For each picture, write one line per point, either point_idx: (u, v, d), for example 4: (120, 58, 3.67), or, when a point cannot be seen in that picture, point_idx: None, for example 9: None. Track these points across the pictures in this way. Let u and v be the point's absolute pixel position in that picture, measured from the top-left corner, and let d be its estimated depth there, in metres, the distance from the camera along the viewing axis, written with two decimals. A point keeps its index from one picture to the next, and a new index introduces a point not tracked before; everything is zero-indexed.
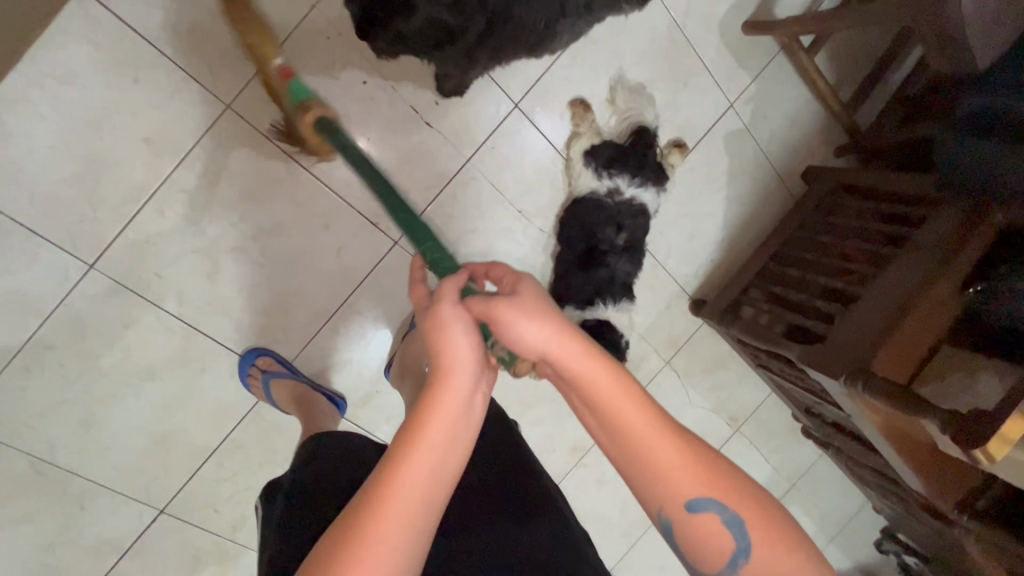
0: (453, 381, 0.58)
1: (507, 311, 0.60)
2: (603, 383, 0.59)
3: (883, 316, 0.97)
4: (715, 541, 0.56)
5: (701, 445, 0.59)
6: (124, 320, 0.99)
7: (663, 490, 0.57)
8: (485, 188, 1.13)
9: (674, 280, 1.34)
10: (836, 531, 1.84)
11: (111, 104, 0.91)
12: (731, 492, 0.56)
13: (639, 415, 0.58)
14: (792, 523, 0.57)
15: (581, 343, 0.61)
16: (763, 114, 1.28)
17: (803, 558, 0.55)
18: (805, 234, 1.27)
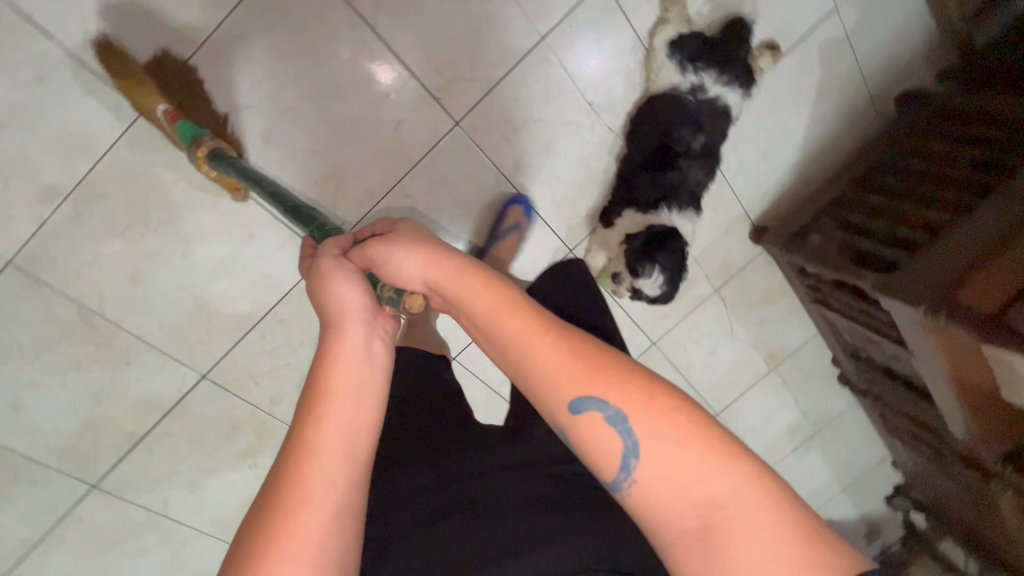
0: (349, 332, 0.59)
1: (380, 249, 0.62)
2: (475, 294, 0.57)
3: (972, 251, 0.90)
4: (604, 450, 0.49)
5: (583, 339, 0.53)
6: (174, 175, 0.96)
7: (545, 399, 0.52)
8: (557, 75, 1.04)
9: (738, 202, 1.27)
10: (852, 482, 1.84)
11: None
12: (614, 383, 0.50)
13: (512, 317, 0.54)
14: (697, 409, 0.49)
15: (456, 262, 0.59)
16: (869, 21, 1.15)
17: (704, 450, 0.46)
18: (893, 162, 1.18)
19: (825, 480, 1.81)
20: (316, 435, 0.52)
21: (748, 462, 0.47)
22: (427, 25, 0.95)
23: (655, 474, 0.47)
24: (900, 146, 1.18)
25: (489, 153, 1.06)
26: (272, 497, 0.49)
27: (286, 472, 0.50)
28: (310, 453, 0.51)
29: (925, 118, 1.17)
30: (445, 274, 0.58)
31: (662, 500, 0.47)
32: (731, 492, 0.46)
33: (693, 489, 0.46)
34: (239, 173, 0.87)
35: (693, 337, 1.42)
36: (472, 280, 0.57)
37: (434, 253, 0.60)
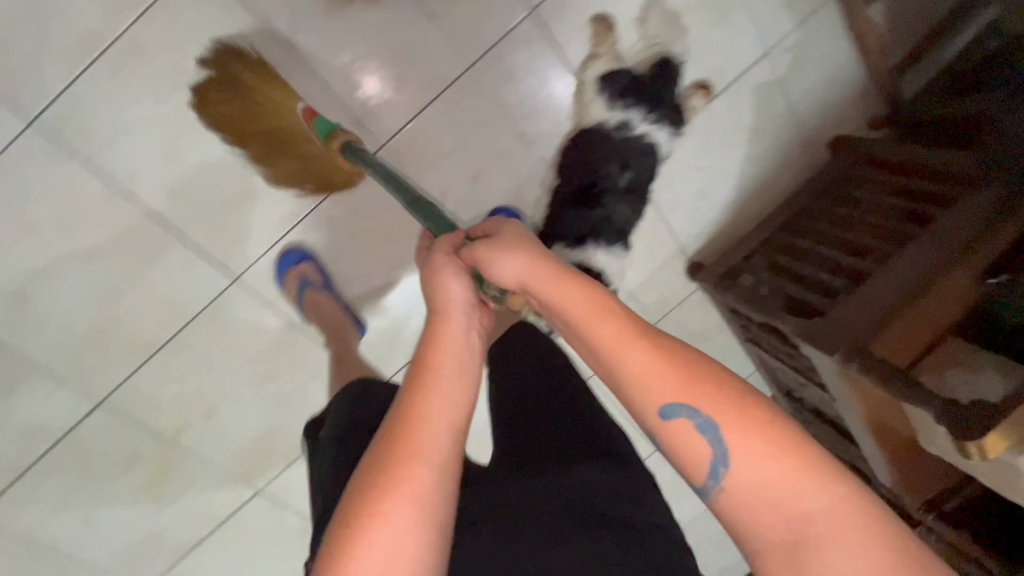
0: (452, 322, 0.61)
1: (482, 250, 0.63)
2: (572, 299, 0.57)
3: (890, 300, 0.91)
4: (694, 455, 0.50)
5: (679, 347, 0.54)
6: (69, 190, 0.90)
7: (633, 400, 0.53)
8: (487, 104, 1.01)
9: (674, 238, 1.26)
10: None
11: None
12: (706, 392, 0.50)
13: (606, 324, 0.55)
14: (791, 426, 0.49)
15: (557, 267, 0.59)
16: (800, 67, 1.16)
17: (795, 465, 0.47)
18: (823, 206, 1.18)
19: None
20: (417, 414, 0.55)
21: (840, 478, 0.47)
22: (350, 47, 0.93)
23: (744, 484, 0.48)
24: (829, 191, 1.20)
25: (414, 181, 1.03)
26: (378, 460, 0.52)
27: (391, 444, 0.53)
28: (417, 428, 0.54)
29: (855, 165, 1.19)
30: (542, 276, 0.59)
31: (750, 509, 0.48)
32: (827, 511, 0.45)
33: (782, 502, 0.46)
34: (370, 166, 0.86)
35: None
36: (566, 284, 0.58)
37: (532, 255, 0.61)
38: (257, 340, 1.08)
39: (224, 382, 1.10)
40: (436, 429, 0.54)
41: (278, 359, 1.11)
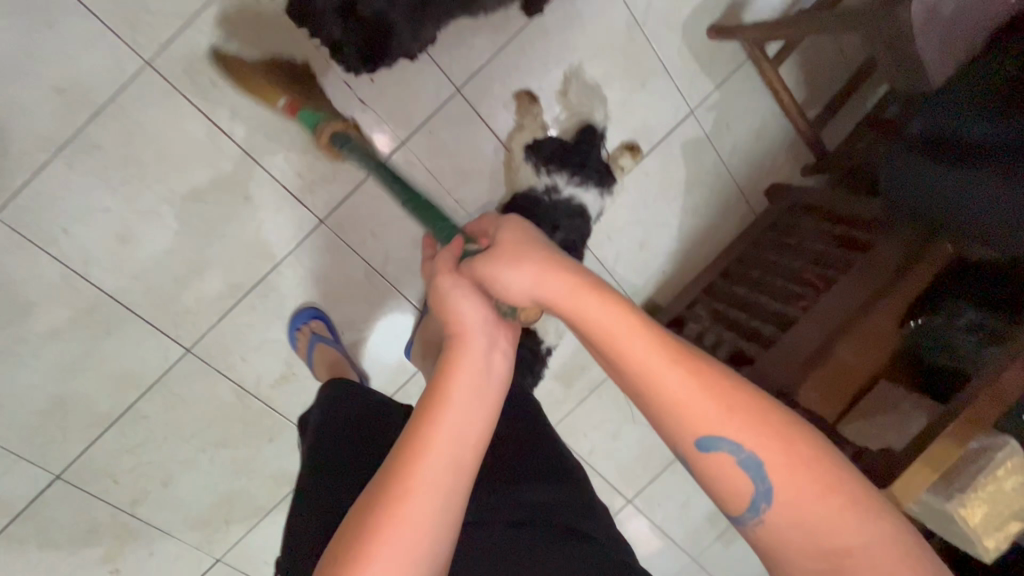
0: (469, 344, 0.60)
1: (488, 266, 0.59)
2: (600, 315, 0.53)
3: (811, 346, 0.94)
4: (733, 488, 0.50)
5: (727, 376, 0.51)
6: (25, 275, 0.95)
7: (670, 429, 0.52)
8: (421, 175, 1.08)
9: (621, 289, 1.29)
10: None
11: (13, 37, 0.85)
12: (753, 427, 0.49)
13: (641, 346, 0.52)
14: (833, 456, 0.49)
15: (571, 278, 0.55)
16: (727, 124, 1.23)
17: (843, 502, 0.47)
18: (757, 253, 1.22)
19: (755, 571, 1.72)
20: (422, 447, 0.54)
21: (877, 507, 0.47)
22: (287, 132, 1.00)
23: (787, 519, 0.48)
24: (763, 239, 1.23)
25: (357, 249, 1.09)
26: (387, 480, 0.52)
27: (396, 462, 0.53)
28: (425, 450, 0.54)
29: (789, 213, 1.22)
30: (565, 290, 0.55)
31: (791, 542, 0.48)
32: (865, 546, 0.46)
33: (821, 536, 0.47)
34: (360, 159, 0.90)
35: (591, 419, 1.43)
36: (588, 299, 0.54)
37: (547, 267, 0.56)
38: (213, 407, 1.12)
39: (181, 451, 1.13)
40: (445, 454, 0.54)
41: (233, 425, 1.14)
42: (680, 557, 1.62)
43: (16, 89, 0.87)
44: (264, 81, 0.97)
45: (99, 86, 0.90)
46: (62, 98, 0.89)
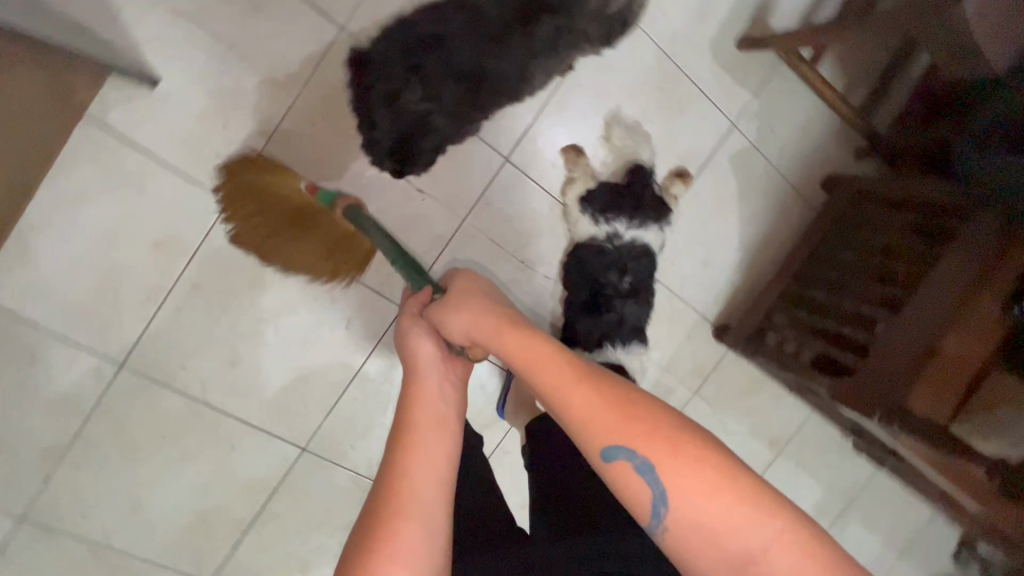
0: (426, 379, 0.69)
1: (432, 313, 0.70)
2: (516, 343, 0.62)
3: (924, 339, 0.91)
4: (635, 496, 0.55)
5: (625, 389, 0.59)
6: (154, 411, 1.04)
7: (582, 440, 0.58)
8: (485, 245, 1.12)
9: (693, 309, 1.29)
10: (888, 541, 1.76)
11: (113, 207, 0.93)
12: (644, 434, 0.56)
13: (551, 368, 0.60)
14: (728, 463, 0.54)
15: (494, 316, 0.66)
16: (771, 128, 1.22)
17: (730, 499, 0.52)
18: (830, 252, 1.19)
19: (868, 549, 1.75)
20: (397, 481, 0.59)
21: (768, 503, 0.53)
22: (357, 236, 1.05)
23: (684, 520, 0.53)
24: (831, 234, 1.21)
25: None
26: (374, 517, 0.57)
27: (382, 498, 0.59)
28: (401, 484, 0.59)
29: (852, 202, 1.19)
30: (495, 324, 0.65)
31: (692, 542, 0.53)
32: (759, 535, 0.52)
33: (716, 530, 0.53)
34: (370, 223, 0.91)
35: None
36: (512, 330, 0.64)
37: (476, 308, 0.67)
38: (333, 494, 1.19)
39: (311, 538, 1.21)
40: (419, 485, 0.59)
41: (354, 508, 1.22)
42: None
43: (122, 251, 0.96)
44: None
45: (190, 232, 0.98)
46: (162, 250, 0.98)
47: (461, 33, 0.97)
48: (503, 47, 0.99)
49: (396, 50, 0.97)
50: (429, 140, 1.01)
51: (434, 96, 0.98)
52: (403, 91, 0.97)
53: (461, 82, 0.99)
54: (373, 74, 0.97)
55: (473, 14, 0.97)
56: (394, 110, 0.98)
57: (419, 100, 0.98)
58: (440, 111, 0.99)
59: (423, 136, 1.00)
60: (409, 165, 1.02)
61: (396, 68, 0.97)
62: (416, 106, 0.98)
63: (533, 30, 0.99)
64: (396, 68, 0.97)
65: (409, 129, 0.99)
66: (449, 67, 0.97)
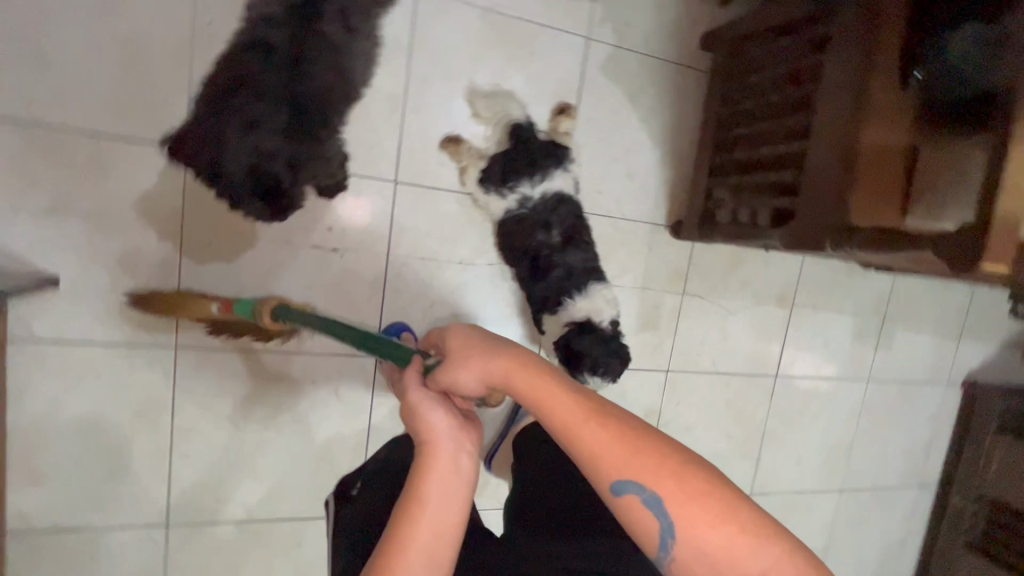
0: (438, 447, 0.70)
1: (444, 372, 0.72)
2: (530, 385, 0.68)
3: (839, 152, 0.90)
4: (646, 527, 0.63)
5: (634, 425, 0.66)
6: (217, 547, 1.12)
7: (596, 474, 0.65)
8: (419, 266, 1.15)
9: (640, 222, 1.30)
10: (939, 328, 1.75)
11: (84, 401, 0.99)
12: (652, 470, 0.63)
13: (567, 404, 0.67)
14: (729, 495, 0.62)
15: (506, 360, 0.70)
16: (626, 22, 1.20)
17: (735, 531, 0.60)
18: (734, 108, 1.17)
19: (924, 346, 1.75)
20: (405, 548, 0.64)
21: (770, 528, 0.61)
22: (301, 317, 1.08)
23: (690, 549, 0.61)
24: (726, 90, 1.19)
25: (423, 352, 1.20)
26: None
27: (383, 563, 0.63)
28: (407, 552, 0.64)
29: (732, 51, 1.17)
30: (508, 368, 0.70)
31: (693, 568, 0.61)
32: (757, 555, 0.60)
33: (718, 555, 0.60)
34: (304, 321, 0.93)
35: (696, 339, 1.43)
36: (525, 371, 0.69)
37: (485, 354, 0.71)
38: None
39: None
40: (423, 546, 0.65)
41: None
42: (845, 381, 1.66)
43: (111, 433, 1.01)
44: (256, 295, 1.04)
45: (159, 389, 1.03)
46: (144, 415, 1.03)
47: (257, 64, 0.94)
48: (301, 60, 0.95)
49: (208, 100, 0.95)
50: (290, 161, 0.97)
51: (255, 117, 0.93)
52: (222, 127, 0.94)
53: (282, 96, 0.94)
54: (197, 132, 0.96)
55: (264, 50, 0.94)
56: (223, 151, 0.94)
57: (239, 127, 0.93)
58: (278, 132, 0.94)
59: (266, 162, 0.95)
60: (285, 196, 0.98)
61: (206, 119, 0.95)
62: (238, 137, 0.94)
63: (320, 28, 0.95)
64: (219, 121, 0.94)
65: (251, 161, 0.95)
66: (264, 91, 0.93)
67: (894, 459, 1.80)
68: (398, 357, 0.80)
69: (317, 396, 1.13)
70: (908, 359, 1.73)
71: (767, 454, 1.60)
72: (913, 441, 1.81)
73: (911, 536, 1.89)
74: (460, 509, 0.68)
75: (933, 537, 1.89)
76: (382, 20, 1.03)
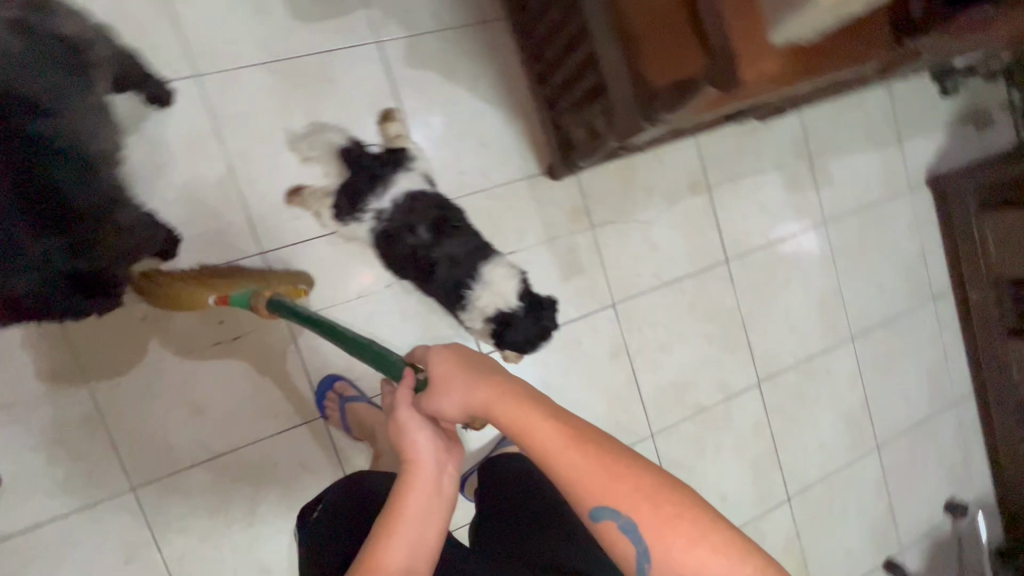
0: (421, 469, 0.69)
1: (429, 397, 0.67)
2: (511, 412, 0.63)
3: (614, 35, 0.88)
4: (621, 549, 0.61)
5: (614, 448, 0.63)
6: None
7: (572, 496, 0.63)
8: (322, 317, 1.16)
9: (514, 181, 1.29)
10: (874, 141, 1.68)
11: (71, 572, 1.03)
12: (630, 496, 0.61)
13: (549, 432, 0.63)
14: (713, 521, 0.60)
15: (489, 387, 0.65)
16: (409, 10, 1.20)
17: (711, 552, 0.59)
18: (538, 40, 1.16)
19: (867, 165, 1.68)
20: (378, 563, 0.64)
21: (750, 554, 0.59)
22: (232, 409, 1.12)
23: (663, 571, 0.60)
24: (526, 31, 1.20)
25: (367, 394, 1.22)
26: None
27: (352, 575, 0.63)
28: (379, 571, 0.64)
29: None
30: (489, 397, 0.64)
31: None
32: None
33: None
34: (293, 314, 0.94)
35: (628, 261, 1.41)
36: (507, 400, 0.64)
37: (466, 381, 0.66)
38: None
39: None
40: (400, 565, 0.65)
41: None
42: (801, 232, 1.60)
43: None
44: (183, 406, 1.09)
45: (135, 531, 1.06)
46: (132, 561, 1.06)
47: None
48: None
49: None
50: (65, 239, 0.72)
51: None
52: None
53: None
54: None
55: None
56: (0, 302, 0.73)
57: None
58: (48, 249, 0.71)
59: (60, 280, 0.74)
60: (108, 279, 0.81)
61: None
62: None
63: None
64: None
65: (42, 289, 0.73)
66: None
67: (893, 284, 1.72)
68: (396, 370, 0.75)
69: (281, 473, 1.15)
70: (855, 185, 1.66)
71: (758, 337, 1.55)
72: (904, 258, 1.73)
73: (950, 349, 1.80)
74: (437, 532, 0.68)
75: (973, 341, 1.80)
76: (179, 118, 1.07)
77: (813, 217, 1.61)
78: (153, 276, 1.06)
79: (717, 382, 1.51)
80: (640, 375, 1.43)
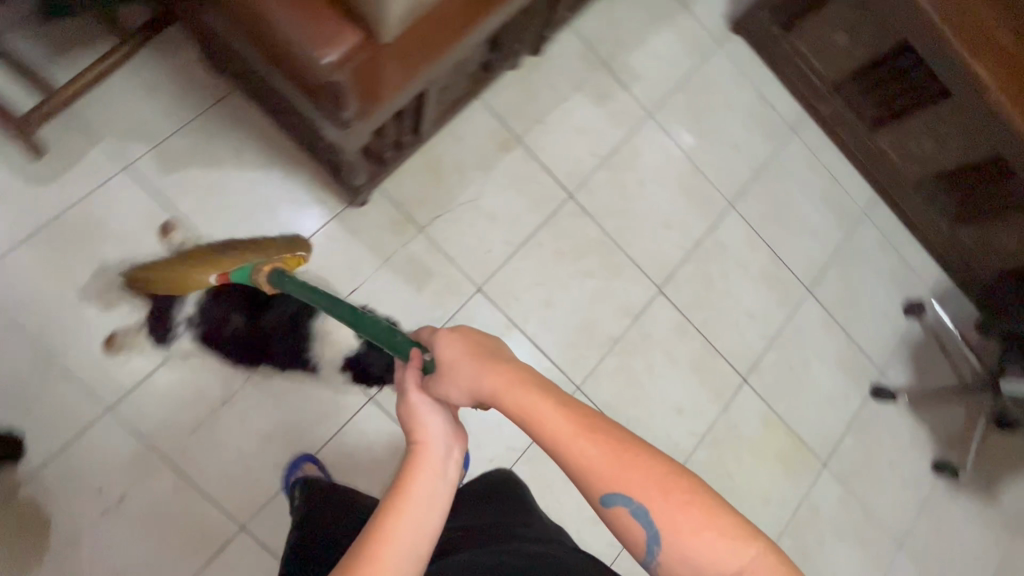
0: (429, 451, 0.62)
1: (439, 381, 0.64)
2: (518, 394, 0.59)
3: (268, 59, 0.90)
4: (632, 537, 0.55)
5: (626, 433, 0.58)
6: None
7: (581, 483, 0.57)
8: (196, 437, 1.16)
9: (323, 225, 1.29)
10: (658, 19, 1.67)
11: None
12: (644, 480, 0.55)
13: (557, 414, 0.58)
14: (727, 506, 0.55)
15: (503, 367, 0.61)
16: (140, 125, 1.20)
17: (721, 536, 0.53)
18: (261, 99, 1.21)
19: (664, 44, 1.66)
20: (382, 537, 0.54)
21: (768, 543, 0.53)
22: (150, 562, 1.11)
23: (675, 557, 0.54)
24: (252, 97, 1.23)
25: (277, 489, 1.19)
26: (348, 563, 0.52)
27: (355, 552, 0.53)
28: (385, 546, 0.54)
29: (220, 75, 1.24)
30: (495, 383, 0.60)
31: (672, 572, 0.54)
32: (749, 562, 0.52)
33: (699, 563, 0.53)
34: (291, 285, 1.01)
35: (472, 242, 1.40)
36: (518, 386, 0.60)
37: (473, 363, 0.63)
38: None
39: None
40: (408, 543, 0.54)
41: None
42: (630, 134, 1.59)
43: None
44: None
45: None
46: None
47: None
48: None
49: None
50: None
51: None
52: None
53: None
54: None
55: None
56: None
57: None
58: None
59: None
60: None
61: None
62: None
63: None
64: None
65: None
66: None
67: (746, 136, 1.70)
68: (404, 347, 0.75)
69: None
70: (662, 67, 1.65)
71: (636, 248, 1.53)
72: (745, 108, 1.71)
73: (834, 166, 1.78)
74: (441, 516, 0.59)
75: (850, 148, 1.77)
76: None
77: (636, 115, 1.60)
78: (15, 479, 1.07)
79: (617, 309, 1.49)
80: (537, 338, 1.42)
